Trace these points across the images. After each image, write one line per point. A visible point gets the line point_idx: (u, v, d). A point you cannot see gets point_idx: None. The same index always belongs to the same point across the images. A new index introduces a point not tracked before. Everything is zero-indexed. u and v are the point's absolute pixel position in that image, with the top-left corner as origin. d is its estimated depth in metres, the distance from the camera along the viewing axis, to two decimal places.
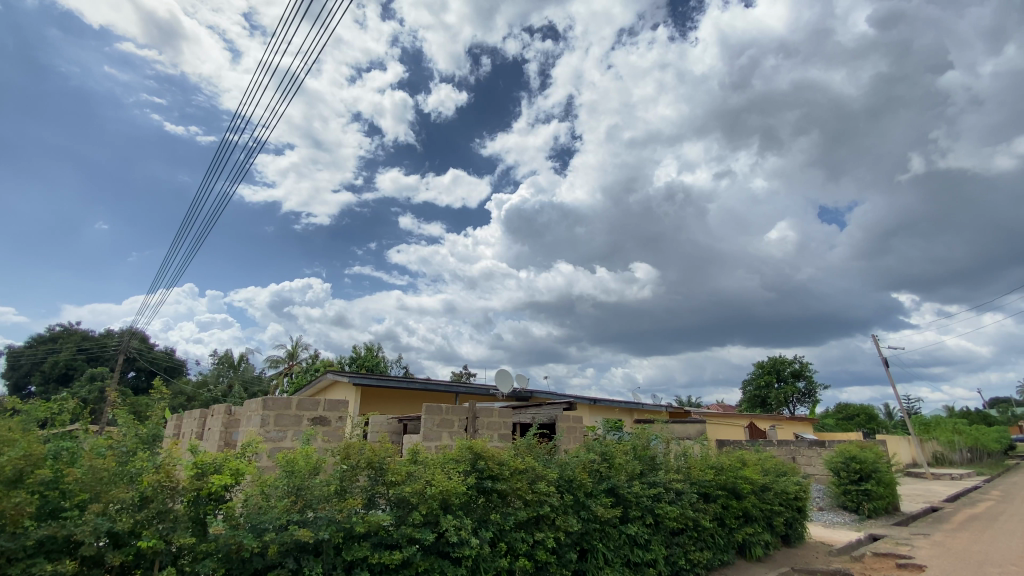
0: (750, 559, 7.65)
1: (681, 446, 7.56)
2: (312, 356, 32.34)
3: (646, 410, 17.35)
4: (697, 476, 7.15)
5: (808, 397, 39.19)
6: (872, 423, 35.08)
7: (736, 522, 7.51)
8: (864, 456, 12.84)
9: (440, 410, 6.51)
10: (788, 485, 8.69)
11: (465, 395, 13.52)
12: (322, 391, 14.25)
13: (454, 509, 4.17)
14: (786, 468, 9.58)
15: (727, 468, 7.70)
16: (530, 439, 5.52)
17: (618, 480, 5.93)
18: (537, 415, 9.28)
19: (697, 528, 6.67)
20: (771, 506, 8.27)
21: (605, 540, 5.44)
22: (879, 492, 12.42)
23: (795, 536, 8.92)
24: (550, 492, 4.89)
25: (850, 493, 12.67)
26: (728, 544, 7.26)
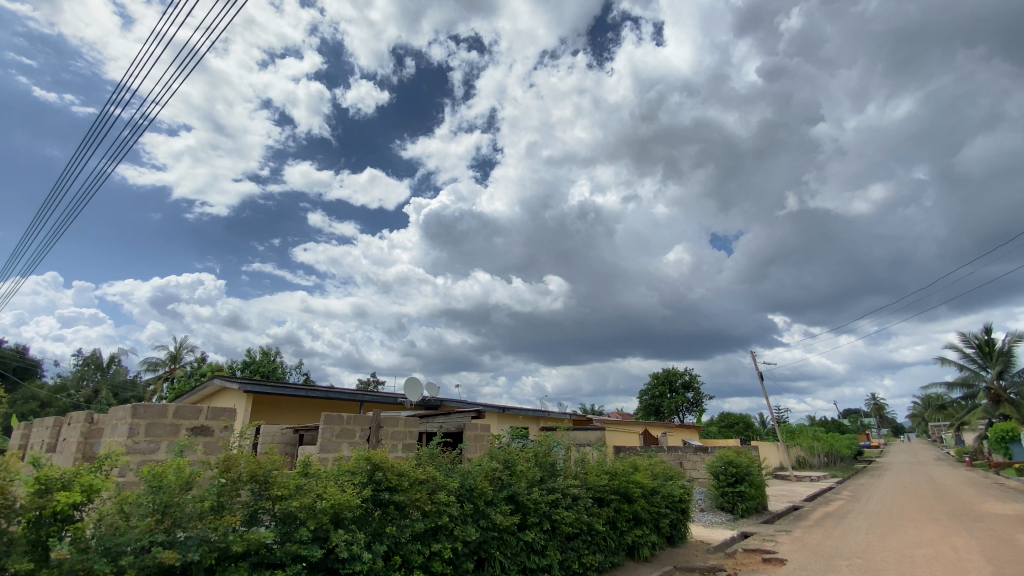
0: (638, 560, 8.13)
1: (580, 453, 7.91)
2: (199, 359, 29.49)
3: (551, 418, 17.87)
4: (593, 481, 7.48)
5: (696, 407, 42.68)
6: (748, 431, 39.01)
7: (627, 524, 7.95)
8: (739, 460, 14.22)
9: (341, 420, 6.24)
10: (674, 488, 9.38)
11: (369, 404, 13.05)
12: (208, 398, 12.99)
13: (346, 523, 4.00)
14: (673, 473, 10.32)
15: (620, 473, 8.16)
16: (432, 448, 5.46)
17: (518, 488, 6.06)
18: (444, 424, 9.20)
19: (591, 532, 6.97)
20: (659, 508, 8.88)
21: (503, 548, 5.51)
22: (750, 493, 13.80)
23: (678, 536, 9.62)
24: (450, 502, 4.86)
25: (727, 494, 13.95)
26: (619, 546, 7.67)
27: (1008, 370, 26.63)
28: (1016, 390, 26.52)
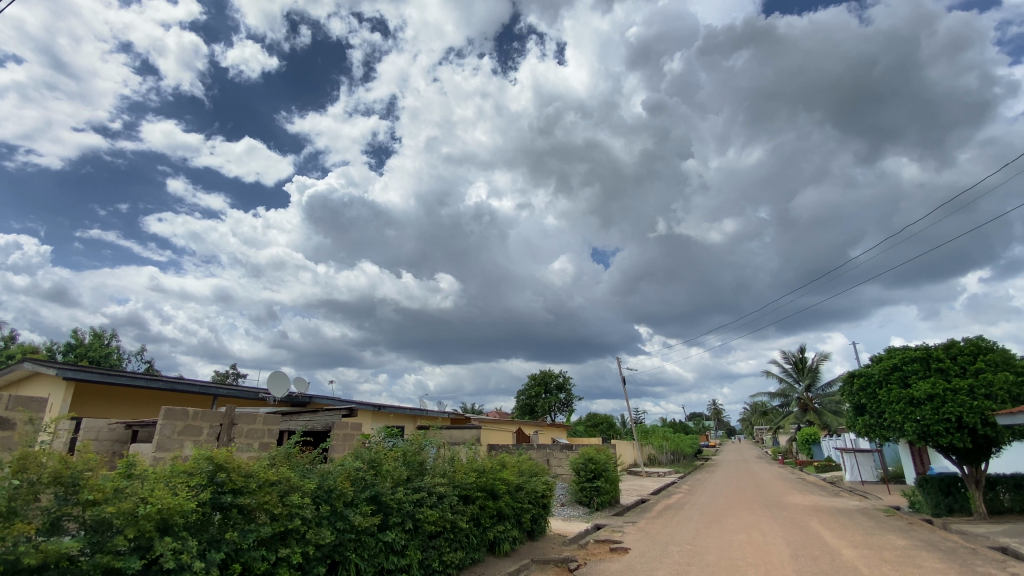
0: (498, 555, 8.43)
1: (450, 452, 7.99)
2: (4, 337, 24.35)
3: (428, 416, 17.75)
4: (460, 479, 7.60)
5: (567, 407, 45.34)
6: (610, 430, 42.47)
7: (490, 521, 8.20)
8: (598, 458, 15.38)
9: (185, 416, 5.60)
10: (537, 485, 9.87)
11: (224, 398, 11.85)
12: (11, 384, 10.78)
13: (176, 530, 3.61)
14: (538, 469, 10.84)
15: (488, 471, 8.39)
16: (289, 448, 5.15)
17: (381, 488, 5.95)
18: (311, 422, 8.71)
19: (454, 529, 7.07)
20: (522, 504, 9.28)
21: (359, 550, 5.35)
22: (605, 488, 15.09)
23: (538, 530, 10.14)
24: (303, 505, 4.63)
25: (585, 489, 15.02)
26: (480, 542, 7.87)
27: (814, 384, 32.14)
28: (819, 401, 32.09)
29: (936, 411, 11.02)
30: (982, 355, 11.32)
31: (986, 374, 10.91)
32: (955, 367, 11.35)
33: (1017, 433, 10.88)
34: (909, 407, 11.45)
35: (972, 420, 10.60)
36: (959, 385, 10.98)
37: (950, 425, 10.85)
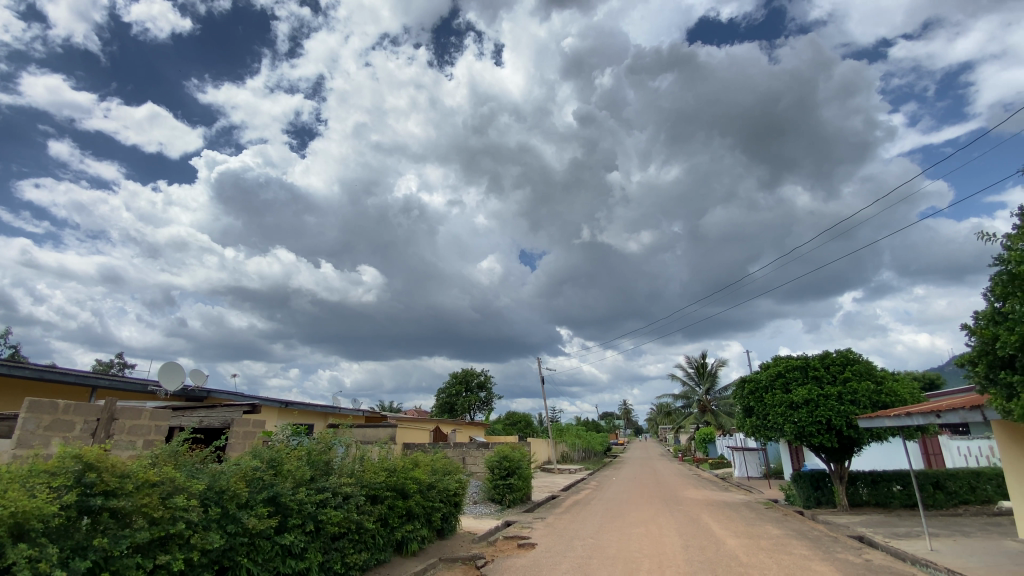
0: (405, 554, 8.32)
1: (360, 451, 7.79)
2: None
3: (341, 413, 17.07)
4: (369, 479, 7.41)
5: (486, 405, 45.63)
6: (527, 429, 43.41)
7: (399, 520, 8.08)
8: (512, 455, 15.60)
9: (54, 409, 4.98)
10: (450, 483, 9.85)
11: (106, 390, 10.65)
12: None
13: (34, 537, 3.22)
14: (452, 467, 10.82)
15: (399, 470, 8.25)
16: (176, 446, 4.75)
17: (281, 488, 5.67)
18: (207, 418, 8.07)
19: (359, 530, 6.87)
20: (433, 503, 9.22)
21: (252, 555, 5.06)
22: (518, 485, 15.32)
23: (448, 528, 10.15)
24: (189, 507, 4.30)
25: (498, 487, 15.19)
26: (387, 543, 7.72)
27: (713, 387, 34.83)
28: (716, 402, 34.81)
29: (811, 414, 12.41)
30: (849, 366, 12.91)
31: (851, 382, 12.45)
32: (827, 375, 12.85)
33: (875, 434, 12.47)
34: (789, 410, 12.79)
35: (839, 422, 12.04)
36: (830, 391, 12.44)
37: (821, 427, 12.25)
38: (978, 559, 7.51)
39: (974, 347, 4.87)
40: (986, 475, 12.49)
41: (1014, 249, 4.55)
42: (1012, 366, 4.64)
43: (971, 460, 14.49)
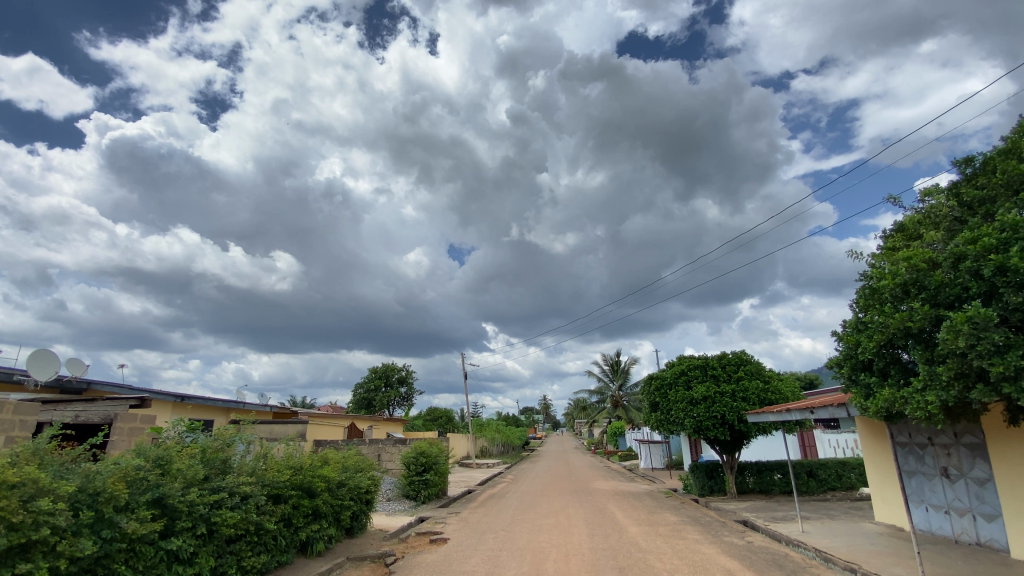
0: (310, 555, 7.96)
1: (263, 448, 7.34)
2: None
3: (246, 409, 15.96)
4: (271, 478, 7.03)
5: (406, 401, 44.86)
6: (447, 425, 43.32)
7: (304, 520, 7.72)
8: (430, 451, 15.47)
9: None
10: (362, 480, 9.57)
11: None
12: None
13: None
14: (364, 464, 10.51)
15: (306, 468, 7.88)
16: (43, 443, 4.22)
17: (169, 488, 5.21)
18: (84, 413, 7.21)
19: (259, 532, 6.48)
20: (342, 501, 8.91)
21: (132, 562, 4.62)
22: (434, 481, 15.20)
23: (358, 526, 9.87)
24: (57, 510, 3.84)
25: (413, 483, 14.97)
26: (289, 544, 7.35)
27: (625, 383, 36.73)
28: (627, 398, 36.72)
29: (708, 410, 13.48)
30: (743, 366, 14.16)
31: (743, 381, 13.68)
32: (724, 374, 14.01)
33: (761, 429, 13.79)
34: (689, 406, 13.81)
35: (731, 417, 13.19)
36: (725, 389, 13.58)
37: (716, 421, 13.37)
38: (840, 538, 8.56)
39: (842, 353, 5.52)
40: (851, 464, 14.24)
41: (875, 267, 5.22)
42: (870, 370, 5.32)
43: (839, 451, 16.44)
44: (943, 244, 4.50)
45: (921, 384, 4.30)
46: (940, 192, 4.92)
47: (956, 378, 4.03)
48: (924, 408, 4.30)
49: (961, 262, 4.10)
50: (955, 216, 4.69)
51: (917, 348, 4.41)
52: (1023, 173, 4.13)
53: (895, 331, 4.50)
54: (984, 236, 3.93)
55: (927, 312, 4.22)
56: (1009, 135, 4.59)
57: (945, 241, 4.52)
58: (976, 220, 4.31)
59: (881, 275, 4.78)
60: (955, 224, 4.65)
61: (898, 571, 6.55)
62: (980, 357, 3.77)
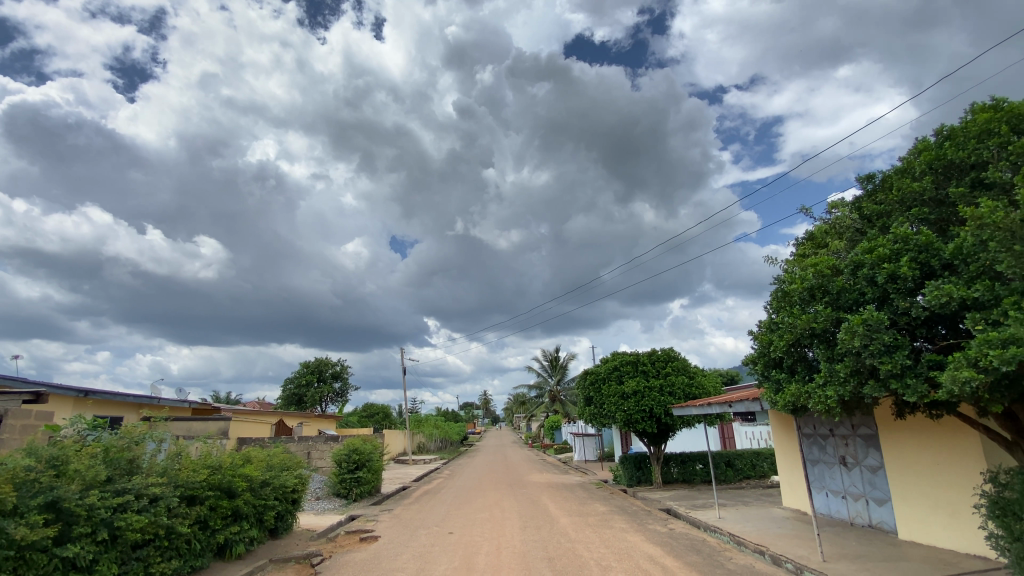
0: (228, 559, 7.52)
1: (178, 446, 6.85)
2: None
3: (162, 405, 14.82)
4: (185, 478, 6.55)
5: (339, 397, 43.42)
6: (384, 421, 42.44)
7: (222, 522, 7.28)
8: (363, 448, 15.09)
9: None
10: (288, 479, 9.16)
11: None
12: None
13: None
14: (292, 462, 10.06)
15: (225, 467, 7.44)
16: None
17: (65, 490, 4.75)
18: None
19: (170, 536, 6.03)
20: (265, 501, 8.48)
21: (19, 571, 4.17)
22: (366, 478, 14.72)
23: (282, 527, 9.45)
24: None
25: (344, 481, 14.51)
26: (205, 547, 6.90)
27: (563, 378, 37.53)
28: (564, 393, 37.54)
29: (638, 404, 14.06)
30: (671, 362, 14.86)
31: (671, 376, 14.38)
32: (653, 369, 14.65)
33: (686, 421, 14.57)
34: (621, 400, 14.33)
35: (659, 411, 13.83)
36: (654, 384, 14.22)
37: (645, 415, 13.97)
38: (751, 523, 9.23)
39: (757, 351, 5.91)
40: (764, 455, 15.37)
41: (788, 272, 5.64)
42: (781, 367, 5.74)
43: (754, 442, 17.68)
44: (846, 253, 4.93)
45: (823, 380, 4.70)
46: (845, 205, 5.39)
47: (851, 375, 4.44)
48: (825, 402, 4.69)
49: (859, 270, 4.51)
50: (856, 227, 5.15)
51: (820, 347, 4.81)
52: (914, 192, 4.59)
53: (802, 331, 4.88)
54: (880, 247, 4.36)
55: (829, 315, 4.61)
56: (904, 156, 5.10)
57: (847, 250, 4.96)
58: (874, 232, 4.76)
59: (792, 279, 5.16)
60: (856, 235, 5.11)
61: (800, 552, 7.15)
62: (872, 356, 4.17)
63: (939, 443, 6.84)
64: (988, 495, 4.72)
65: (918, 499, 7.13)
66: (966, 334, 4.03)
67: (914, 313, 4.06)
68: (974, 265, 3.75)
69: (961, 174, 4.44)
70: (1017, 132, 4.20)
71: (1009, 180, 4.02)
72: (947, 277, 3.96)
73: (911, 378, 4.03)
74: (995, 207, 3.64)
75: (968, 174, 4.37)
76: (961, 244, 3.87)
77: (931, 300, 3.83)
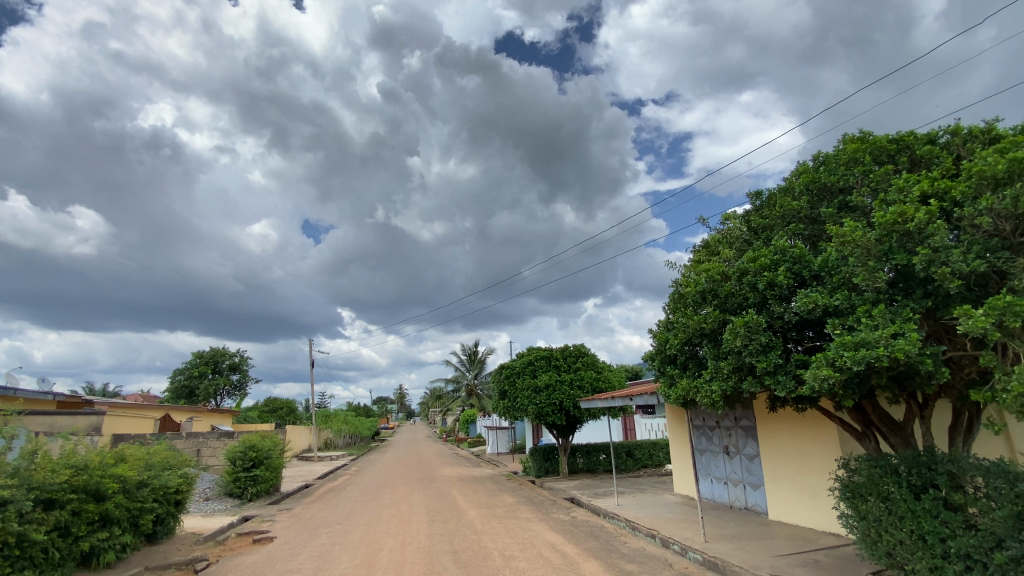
0: (94, 569, 6.71)
1: (35, 443, 6.00)
2: None
3: (19, 397, 12.90)
4: (41, 480, 5.74)
5: (237, 390, 40.34)
6: (288, 416, 40.14)
7: (87, 528, 6.47)
8: (261, 445, 14.13)
9: None
10: (171, 479, 8.32)
11: None
12: None
13: None
14: (176, 461, 9.17)
15: (94, 466, 6.62)
16: None
17: None
18: None
19: (21, 545, 5.26)
20: (142, 503, 7.65)
21: None
22: (264, 476, 13.81)
23: (162, 532, 8.59)
24: None
25: (239, 480, 13.48)
26: (65, 557, 6.10)
27: (480, 372, 37.69)
28: (481, 387, 37.73)
29: (549, 397, 14.49)
30: (581, 357, 15.47)
31: (580, 371, 14.98)
32: (565, 364, 15.17)
33: (592, 414, 15.25)
34: (533, 394, 14.69)
35: (568, 404, 14.36)
36: (565, 378, 14.73)
37: (555, 408, 14.43)
38: (645, 509, 9.88)
39: (655, 348, 6.32)
40: (660, 445, 16.51)
41: (685, 276, 6.08)
42: (675, 363, 6.18)
43: (652, 433, 18.98)
44: (734, 261, 5.41)
45: (709, 375, 5.13)
46: (736, 217, 5.90)
47: (734, 371, 4.89)
48: (711, 396, 5.14)
49: (744, 276, 4.96)
50: (744, 238, 5.66)
51: (708, 345, 5.24)
52: (793, 209, 5.12)
53: (694, 331, 5.29)
54: (763, 257, 4.83)
55: (717, 316, 5.04)
56: (787, 177, 5.68)
57: (735, 259, 5.43)
58: (759, 243, 5.26)
59: (688, 282, 5.58)
60: (744, 245, 5.62)
61: (686, 534, 7.78)
62: (751, 354, 4.63)
63: (805, 434, 7.73)
64: (840, 479, 5.42)
65: (787, 484, 8.01)
66: (828, 337, 4.60)
67: (787, 317, 4.56)
68: (836, 276, 4.28)
69: (832, 196, 5.02)
70: (876, 162, 4.85)
71: (869, 205, 4.63)
72: (815, 286, 4.49)
73: (782, 375, 4.52)
74: (856, 227, 4.17)
75: (837, 197, 4.95)
76: (827, 258, 4.40)
77: (801, 306, 4.31)
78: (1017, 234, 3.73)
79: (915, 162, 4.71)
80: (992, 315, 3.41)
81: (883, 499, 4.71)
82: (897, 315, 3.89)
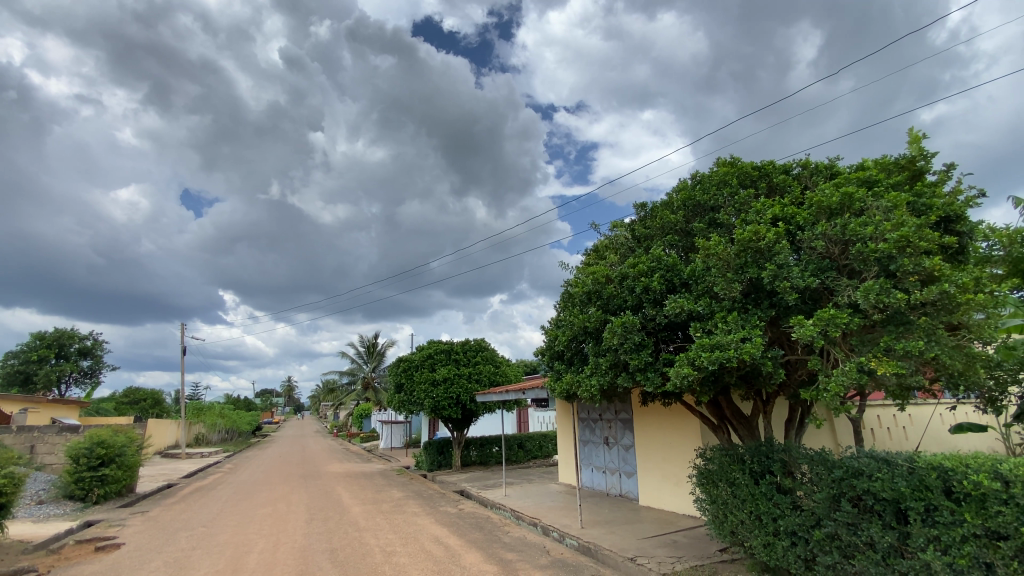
0: None
1: None
2: None
3: None
4: None
5: (88, 378, 35.14)
6: (152, 408, 35.77)
7: None
8: (113, 440, 12.44)
9: None
10: None
11: None
12: None
13: None
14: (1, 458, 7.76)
15: None
16: None
17: None
18: None
19: None
20: None
21: None
22: (115, 476, 12.17)
23: None
24: None
25: (82, 480, 11.76)
26: None
27: (379, 365, 36.47)
28: (378, 380, 36.53)
29: (446, 390, 14.43)
30: (481, 351, 15.62)
31: (479, 365, 15.11)
32: (464, 359, 15.21)
33: (488, 408, 15.46)
34: (430, 387, 14.53)
35: (464, 397, 14.39)
36: (463, 372, 14.78)
37: (451, 401, 14.41)
38: (531, 499, 10.22)
39: (544, 344, 6.56)
40: (551, 437, 17.18)
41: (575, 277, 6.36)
42: (561, 359, 6.46)
43: (544, 426, 19.69)
44: (618, 265, 5.77)
45: (590, 370, 5.44)
46: (623, 225, 6.30)
47: (611, 367, 5.24)
48: (590, 390, 5.44)
49: (624, 280, 5.31)
50: (629, 245, 6.07)
51: (591, 343, 5.55)
52: (671, 221, 5.58)
53: (578, 329, 5.57)
54: (642, 263, 5.20)
55: (599, 315, 5.34)
56: (668, 192, 6.18)
57: (619, 263, 5.80)
58: (640, 251, 5.66)
59: (576, 283, 5.86)
60: (628, 251, 6.03)
61: (565, 522, 8.18)
62: (626, 352, 4.99)
63: (673, 426, 8.47)
64: (697, 466, 6.03)
65: (657, 473, 8.72)
66: (692, 339, 5.08)
67: (658, 319, 4.96)
68: (701, 285, 4.75)
69: (703, 213, 5.56)
70: (742, 186, 5.44)
71: (732, 223, 5.18)
72: (683, 292, 4.93)
73: (651, 372, 4.93)
74: (719, 242, 4.67)
75: (708, 214, 5.49)
76: (695, 268, 4.86)
77: (670, 309, 4.72)
78: (842, 256, 4.40)
79: (772, 188, 5.37)
80: (818, 325, 3.99)
81: (730, 484, 5.33)
82: (747, 322, 4.40)
